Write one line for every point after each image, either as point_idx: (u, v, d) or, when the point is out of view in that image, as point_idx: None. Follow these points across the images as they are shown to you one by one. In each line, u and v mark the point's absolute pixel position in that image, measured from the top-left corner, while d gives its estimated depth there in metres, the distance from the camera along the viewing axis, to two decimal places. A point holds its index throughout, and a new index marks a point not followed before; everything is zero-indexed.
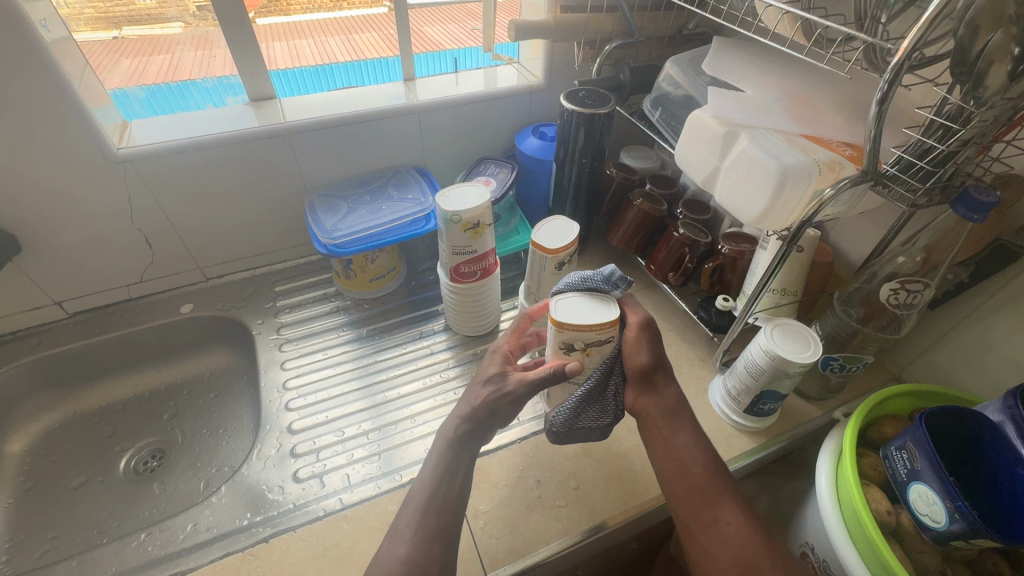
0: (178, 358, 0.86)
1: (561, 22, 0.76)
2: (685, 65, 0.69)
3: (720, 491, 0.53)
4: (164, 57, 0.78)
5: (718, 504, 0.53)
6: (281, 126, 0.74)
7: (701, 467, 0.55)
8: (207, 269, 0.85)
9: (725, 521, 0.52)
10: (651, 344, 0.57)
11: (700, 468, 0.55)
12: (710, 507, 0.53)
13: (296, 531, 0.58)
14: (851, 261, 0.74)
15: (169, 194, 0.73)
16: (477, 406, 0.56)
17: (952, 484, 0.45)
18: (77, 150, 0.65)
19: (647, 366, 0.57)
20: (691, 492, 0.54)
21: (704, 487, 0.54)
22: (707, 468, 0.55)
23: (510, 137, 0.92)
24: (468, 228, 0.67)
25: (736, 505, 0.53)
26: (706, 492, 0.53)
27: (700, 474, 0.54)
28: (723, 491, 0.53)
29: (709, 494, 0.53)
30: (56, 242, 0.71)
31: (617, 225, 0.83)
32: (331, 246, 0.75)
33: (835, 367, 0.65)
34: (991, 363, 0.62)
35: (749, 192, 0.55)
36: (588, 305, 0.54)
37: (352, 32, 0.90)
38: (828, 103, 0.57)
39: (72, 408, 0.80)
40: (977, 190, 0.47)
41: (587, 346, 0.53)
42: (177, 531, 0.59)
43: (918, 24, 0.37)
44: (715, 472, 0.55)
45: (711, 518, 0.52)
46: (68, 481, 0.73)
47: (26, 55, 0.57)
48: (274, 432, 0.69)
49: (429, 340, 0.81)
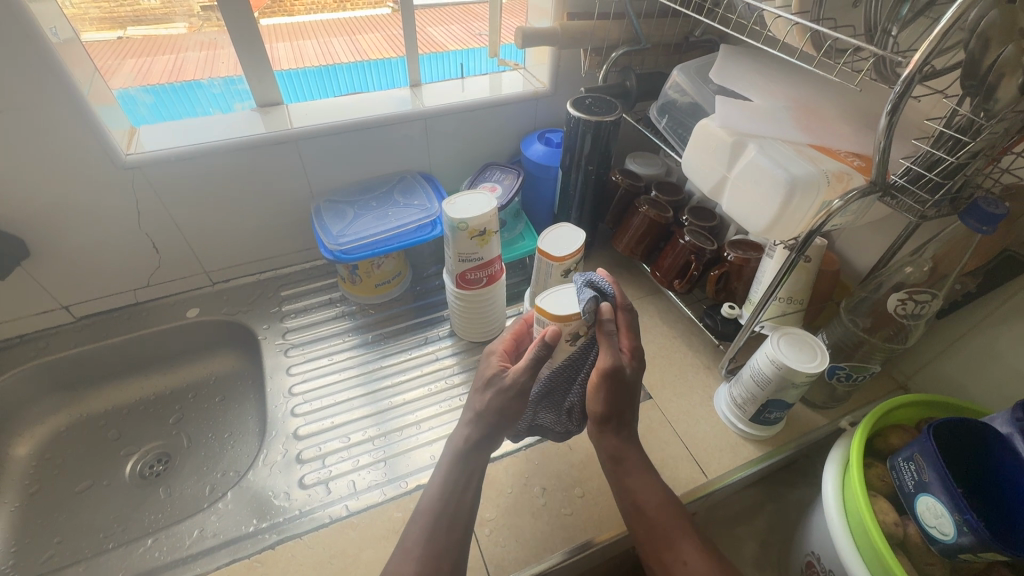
0: (184, 361, 0.86)
1: (567, 29, 0.76)
2: (692, 72, 0.68)
3: (676, 533, 0.52)
4: (168, 58, 0.78)
5: (674, 546, 0.51)
6: (288, 132, 0.74)
7: (653, 504, 0.53)
8: (212, 273, 0.85)
9: (683, 560, 0.51)
10: (608, 396, 0.53)
11: (656, 507, 0.53)
12: (666, 549, 0.52)
13: (301, 538, 0.58)
14: (857, 269, 0.74)
15: (176, 200, 0.74)
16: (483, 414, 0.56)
17: (960, 496, 0.45)
18: (85, 155, 0.65)
19: (603, 415, 0.55)
20: (650, 530, 0.53)
21: (661, 527, 0.52)
22: (661, 507, 0.53)
23: (516, 143, 0.93)
24: (475, 235, 0.67)
25: (693, 543, 0.51)
26: (662, 533, 0.52)
27: (654, 515, 0.53)
28: (675, 532, 0.52)
29: (664, 536, 0.52)
30: (63, 248, 0.72)
31: (623, 232, 0.83)
32: (337, 251, 0.75)
33: (841, 376, 0.65)
34: (998, 373, 0.61)
35: (757, 203, 0.55)
36: (559, 300, 0.54)
37: (355, 33, 0.91)
38: (836, 114, 0.57)
39: (77, 412, 0.80)
40: (986, 203, 0.47)
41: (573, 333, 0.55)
42: (184, 537, 0.59)
43: (929, 38, 0.37)
44: (670, 510, 0.53)
45: (669, 559, 0.51)
46: (73, 485, 0.73)
47: (35, 62, 0.58)
48: (280, 437, 0.69)
49: (434, 345, 0.81)
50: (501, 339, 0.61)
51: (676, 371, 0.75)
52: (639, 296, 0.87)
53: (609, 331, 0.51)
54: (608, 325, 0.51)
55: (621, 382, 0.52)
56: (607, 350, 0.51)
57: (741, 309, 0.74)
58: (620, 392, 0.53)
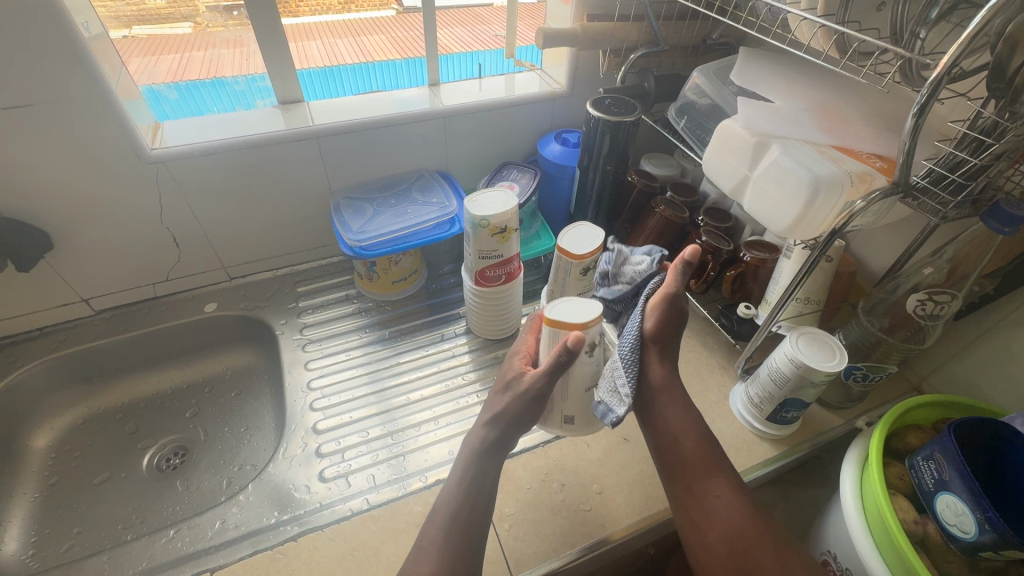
0: (200, 356, 0.86)
1: (587, 31, 0.77)
2: (712, 74, 0.69)
3: (712, 468, 0.56)
4: (174, 57, 0.79)
5: (711, 479, 0.55)
6: (309, 129, 0.75)
7: (692, 442, 0.57)
8: (230, 268, 0.86)
9: (716, 494, 0.54)
10: (664, 314, 0.59)
11: (693, 445, 0.57)
12: (701, 483, 0.55)
13: (323, 530, 0.58)
14: (873, 271, 0.75)
15: (199, 195, 0.74)
16: (502, 412, 0.56)
17: (982, 494, 0.46)
18: (111, 149, 0.66)
19: (652, 334, 0.59)
20: (684, 467, 0.56)
21: (697, 461, 0.56)
22: (699, 444, 0.57)
23: (533, 142, 0.93)
24: (496, 233, 0.68)
25: (726, 479, 0.55)
26: (698, 465, 0.56)
27: (692, 448, 0.57)
28: (716, 467, 0.56)
29: (703, 468, 0.56)
30: (87, 241, 0.73)
31: (639, 232, 0.83)
32: (357, 247, 0.76)
33: (857, 376, 0.66)
34: (1015, 374, 0.62)
35: (779, 203, 0.55)
36: (575, 304, 0.54)
37: (358, 35, 0.92)
38: (857, 116, 0.57)
39: (93, 405, 0.80)
40: (1008, 204, 0.47)
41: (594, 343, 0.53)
42: (206, 528, 0.59)
43: (959, 41, 0.38)
44: (707, 447, 0.57)
45: (704, 491, 0.55)
46: (91, 478, 0.73)
47: (67, 57, 0.58)
48: (300, 432, 0.69)
49: (451, 342, 0.81)
50: (524, 340, 0.62)
51: (691, 370, 0.76)
52: None
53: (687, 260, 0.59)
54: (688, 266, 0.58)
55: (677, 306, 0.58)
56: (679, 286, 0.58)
57: (757, 309, 0.74)
58: (678, 317, 0.59)
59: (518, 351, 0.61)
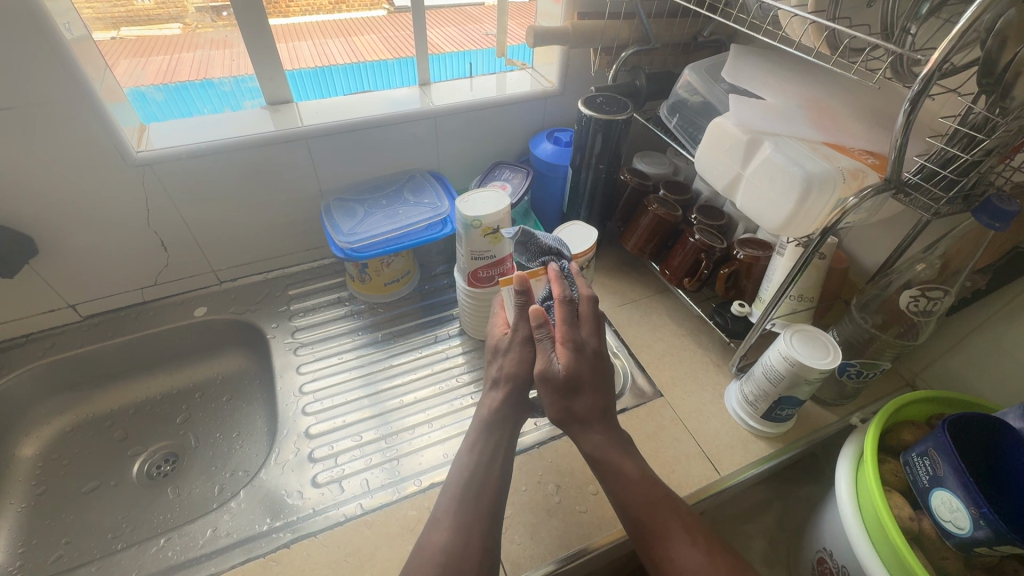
0: (191, 361, 0.85)
1: (578, 29, 0.77)
2: (703, 71, 0.69)
3: (664, 528, 0.52)
4: (163, 59, 0.78)
5: (664, 542, 0.51)
6: (298, 130, 0.74)
7: (639, 501, 0.53)
8: (220, 272, 0.85)
9: (671, 556, 0.51)
10: (550, 396, 0.56)
11: (642, 504, 0.53)
12: (656, 546, 0.52)
13: (316, 536, 0.58)
14: (866, 267, 0.75)
15: (187, 198, 0.73)
16: None
17: (977, 490, 0.46)
18: (96, 152, 0.65)
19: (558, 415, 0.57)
20: (639, 529, 0.53)
21: (648, 522, 0.52)
22: (645, 505, 0.53)
23: (525, 142, 0.93)
24: (488, 233, 0.67)
25: (681, 537, 0.51)
26: (652, 526, 0.52)
27: (641, 509, 0.53)
28: (668, 526, 0.52)
29: (656, 530, 0.52)
30: (72, 246, 0.71)
31: (632, 231, 0.84)
32: (348, 249, 0.75)
33: (851, 373, 0.66)
34: (1007, 369, 0.62)
35: (772, 200, 0.55)
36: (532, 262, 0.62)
37: (352, 35, 0.91)
38: (849, 112, 0.57)
39: (82, 413, 0.79)
40: (1000, 199, 0.47)
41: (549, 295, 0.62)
42: (198, 536, 0.58)
43: (949, 36, 0.38)
44: (657, 503, 0.53)
45: (659, 555, 0.51)
46: (80, 486, 0.72)
47: (49, 59, 0.57)
48: (292, 436, 0.68)
49: (444, 344, 0.81)
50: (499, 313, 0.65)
51: (686, 368, 0.76)
52: (647, 294, 0.87)
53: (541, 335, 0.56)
54: (540, 334, 0.56)
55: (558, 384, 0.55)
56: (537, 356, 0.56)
57: (751, 306, 0.74)
58: (564, 387, 0.55)
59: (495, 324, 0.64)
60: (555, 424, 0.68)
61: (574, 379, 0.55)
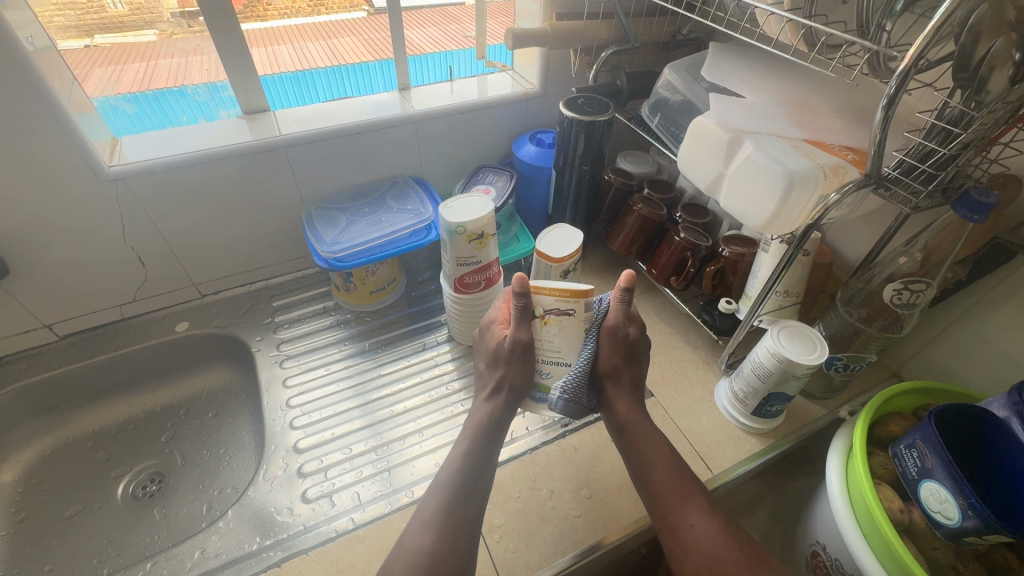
0: (174, 377, 0.84)
1: (557, 30, 0.76)
2: (683, 70, 0.69)
3: (685, 494, 0.53)
4: (139, 66, 0.74)
5: (683, 507, 0.53)
6: (275, 139, 0.72)
7: (664, 472, 0.55)
8: (201, 285, 0.83)
9: (689, 522, 0.52)
10: (620, 346, 0.58)
11: (664, 473, 0.55)
12: (673, 511, 0.53)
13: (308, 554, 0.57)
14: (849, 260, 0.76)
15: (163, 212, 0.72)
16: None
17: (964, 480, 0.46)
18: (66, 168, 0.63)
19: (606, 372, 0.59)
20: (657, 498, 0.54)
21: (669, 491, 0.54)
22: (668, 474, 0.55)
23: (508, 144, 0.92)
24: (473, 239, 0.66)
25: (700, 505, 0.53)
26: (671, 493, 0.54)
27: (663, 477, 0.55)
28: (690, 494, 0.53)
29: (676, 496, 0.53)
30: (46, 265, 0.69)
31: (618, 231, 0.83)
32: (331, 259, 0.74)
33: (839, 367, 0.67)
34: (990, 358, 0.63)
35: (755, 200, 0.55)
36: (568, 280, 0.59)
37: (330, 37, 0.87)
38: (827, 109, 0.58)
39: (62, 435, 0.77)
40: (978, 191, 0.47)
41: (546, 313, 0.57)
42: (185, 559, 0.57)
43: (924, 33, 0.38)
44: (679, 472, 0.55)
45: (676, 521, 0.52)
46: (63, 511, 0.70)
47: (14, 73, 0.55)
48: (281, 452, 0.67)
49: (433, 351, 0.80)
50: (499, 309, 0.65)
51: (674, 366, 0.76)
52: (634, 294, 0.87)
53: (625, 297, 0.58)
54: (625, 295, 0.58)
55: (625, 341, 0.58)
56: (617, 312, 0.59)
57: (738, 303, 0.74)
58: (626, 348, 0.59)
59: (493, 319, 0.64)
60: (547, 429, 0.68)
61: (637, 345, 0.60)
